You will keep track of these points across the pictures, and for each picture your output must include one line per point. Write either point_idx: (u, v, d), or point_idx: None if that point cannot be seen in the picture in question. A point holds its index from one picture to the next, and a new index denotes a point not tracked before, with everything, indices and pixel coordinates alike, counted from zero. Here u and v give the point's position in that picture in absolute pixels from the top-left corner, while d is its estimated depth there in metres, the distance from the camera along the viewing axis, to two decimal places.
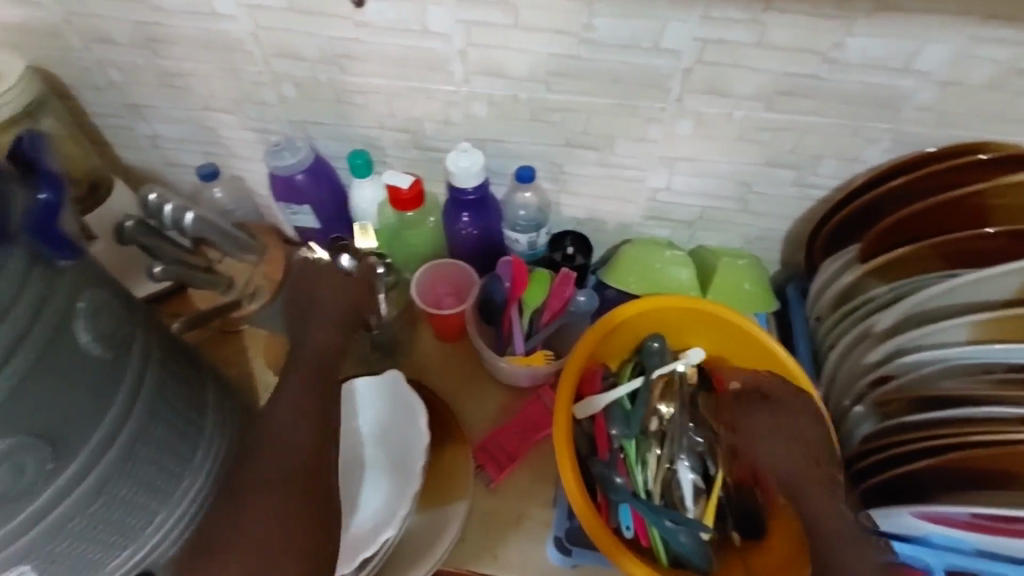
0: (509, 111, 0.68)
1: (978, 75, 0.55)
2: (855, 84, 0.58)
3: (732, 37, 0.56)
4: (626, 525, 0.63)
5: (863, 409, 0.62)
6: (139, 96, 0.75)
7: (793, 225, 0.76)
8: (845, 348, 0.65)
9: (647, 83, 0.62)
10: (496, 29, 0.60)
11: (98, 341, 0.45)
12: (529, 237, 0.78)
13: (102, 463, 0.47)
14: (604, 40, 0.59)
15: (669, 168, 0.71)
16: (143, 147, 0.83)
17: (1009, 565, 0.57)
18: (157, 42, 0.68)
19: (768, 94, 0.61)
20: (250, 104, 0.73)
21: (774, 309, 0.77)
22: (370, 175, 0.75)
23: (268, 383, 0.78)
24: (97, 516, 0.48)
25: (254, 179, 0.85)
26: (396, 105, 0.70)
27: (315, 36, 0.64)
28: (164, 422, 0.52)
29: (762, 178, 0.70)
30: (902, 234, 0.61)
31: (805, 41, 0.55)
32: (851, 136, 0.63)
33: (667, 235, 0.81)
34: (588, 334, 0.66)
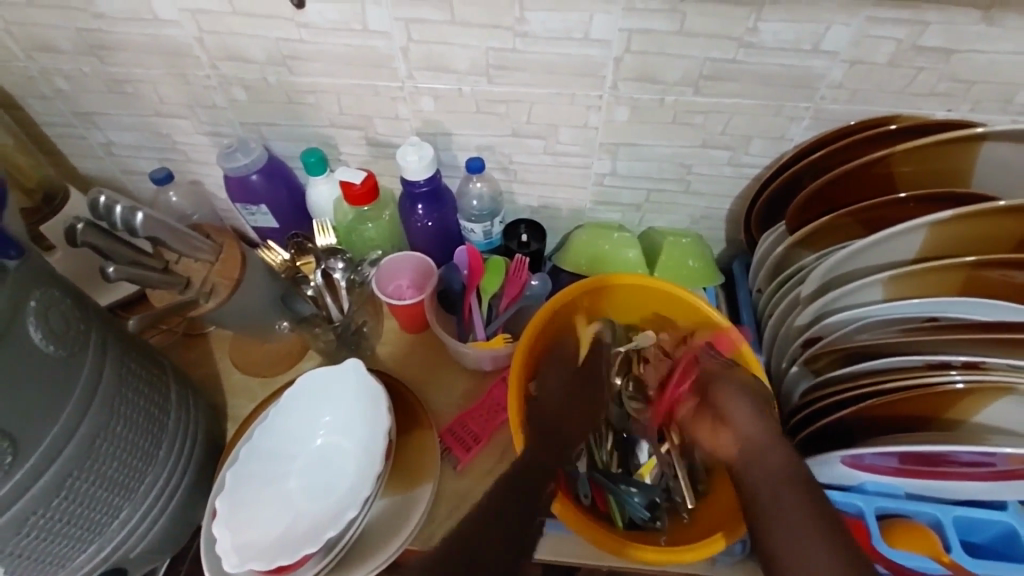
0: (455, 105, 0.71)
1: (880, 54, 0.60)
2: (773, 66, 0.62)
3: (656, 27, 0.60)
4: (585, 493, 0.66)
5: (797, 369, 0.66)
6: (89, 105, 0.76)
7: (733, 203, 0.80)
8: (781, 314, 0.69)
9: (582, 71, 0.65)
10: (434, 26, 0.62)
11: (52, 337, 0.47)
12: (483, 226, 0.80)
13: (62, 458, 0.48)
14: (537, 33, 0.62)
15: (612, 154, 0.75)
16: (96, 155, 0.84)
17: (937, 505, 0.61)
18: (103, 50, 0.69)
19: (695, 79, 0.64)
20: (202, 109, 0.75)
21: (720, 283, 0.81)
22: (324, 172, 0.77)
23: (233, 381, 0.81)
24: (60, 512, 0.50)
25: (213, 183, 0.87)
26: (344, 103, 0.72)
27: (261, 38, 0.65)
28: (123, 419, 0.54)
29: (699, 159, 0.74)
30: (825, 205, 0.66)
31: (721, 29, 0.59)
32: (775, 116, 0.67)
33: (617, 219, 0.85)
34: (545, 305, 0.70)
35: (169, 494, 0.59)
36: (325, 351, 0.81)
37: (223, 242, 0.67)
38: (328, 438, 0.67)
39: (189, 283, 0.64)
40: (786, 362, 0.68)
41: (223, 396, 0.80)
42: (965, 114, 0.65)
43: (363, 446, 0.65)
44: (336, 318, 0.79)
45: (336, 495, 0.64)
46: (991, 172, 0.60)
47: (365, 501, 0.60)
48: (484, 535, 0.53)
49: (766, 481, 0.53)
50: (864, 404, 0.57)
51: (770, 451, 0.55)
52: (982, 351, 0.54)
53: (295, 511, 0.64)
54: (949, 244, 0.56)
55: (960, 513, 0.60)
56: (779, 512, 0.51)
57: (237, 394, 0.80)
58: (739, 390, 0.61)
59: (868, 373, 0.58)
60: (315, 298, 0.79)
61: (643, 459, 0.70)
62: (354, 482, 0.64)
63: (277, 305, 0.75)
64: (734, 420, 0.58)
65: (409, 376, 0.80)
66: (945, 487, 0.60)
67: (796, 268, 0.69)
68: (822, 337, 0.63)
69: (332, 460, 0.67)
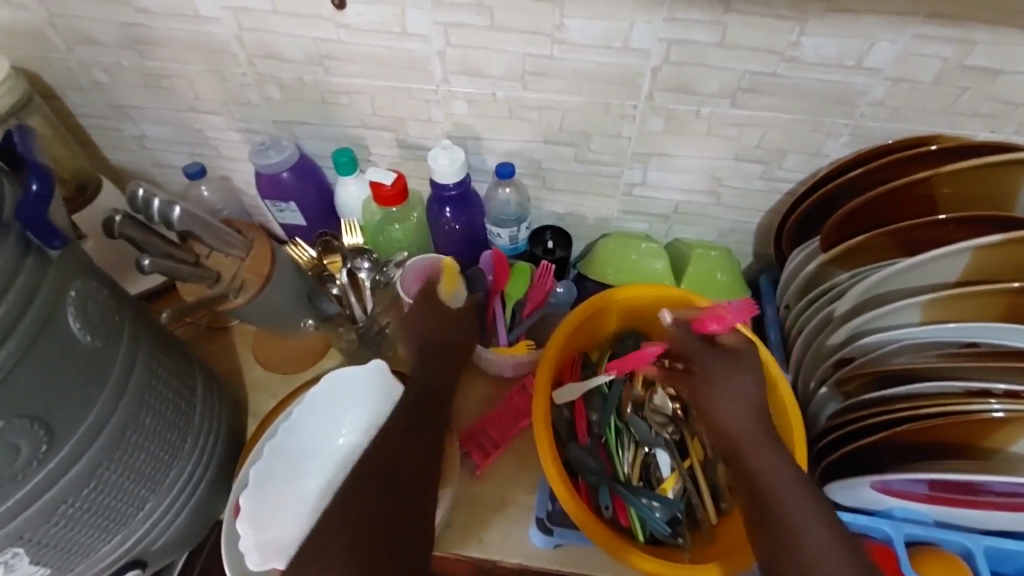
0: (487, 109, 0.71)
1: (925, 72, 0.59)
2: (813, 81, 0.62)
3: (697, 38, 0.60)
4: (605, 505, 0.66)
5: (827, 391, 0.65)
6: (125, 97, 0.77)
7: (763, 218, 0.79)
8: (811, 333, 0.67)
9: (618, 80, 0.65)
10: (473, 30, 0.62)
11: (89, 328, 0.47)
12: (510, 232, 0.80)
13: (93, 448, 0.48)
14: (576, 41, 0.62)
15: (643, 163, 0.74)
16: (129, 147, 0.85)
17: (967, 535, 0.59)
18: (142, 44, 0.70)
19: (732, 91, 0.64)
20: (236, 105, 0.75)
21: (747, 297, 0.80)
22: (355, 172, 0.77)
23: (256, 377, 0.82)
24: (89, 502, 0.50)
25: (242, 179, 0.87)
26: (377, 105, 0.72)
27: (300, 37, 0.66)
28: (152, 411, 0.54)
29: (732, 172, 0.73)
30: (861, 224, 0.65)
31: (763, 41, 0.59)
32: (812, 131, 0.67)
33: (644, 229, 0.84)
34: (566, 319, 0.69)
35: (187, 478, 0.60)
36: (347, 351, 0.82)
37: (254, 237, 0.68)
38: (350, 439, 0.68)
39: (220, 278, 0.65)
40: (815, 383, 0.66)
41: (246, 393, 0.80)
42: (1008, 136, 0.63)
43: None
44: (359, 318, 0.79)
45: None
46: None
47: None
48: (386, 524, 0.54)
49: (766, 477, 0.51)
50: (898, 429, 0.56)
51: (760, 449, 0.52)
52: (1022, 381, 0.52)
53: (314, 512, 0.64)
54: (992, 268, 0.55)
55: (990, 543, 0.59)
56: (791, 515, 0.48)
57: (259, 389, 0.81)
58: (722, 382, 0.57)
59: (903, 397, 0.57)
60: (340, 297, 0.79)
61: (665, 474, 0.68)
62: None
63: (303, 302, 0.76)
64: (716, 419, 0.56)
65: None
66: (974, 516, 0.59)
67: (829, 286, 0.67)
68: (855, 357, 0.61)
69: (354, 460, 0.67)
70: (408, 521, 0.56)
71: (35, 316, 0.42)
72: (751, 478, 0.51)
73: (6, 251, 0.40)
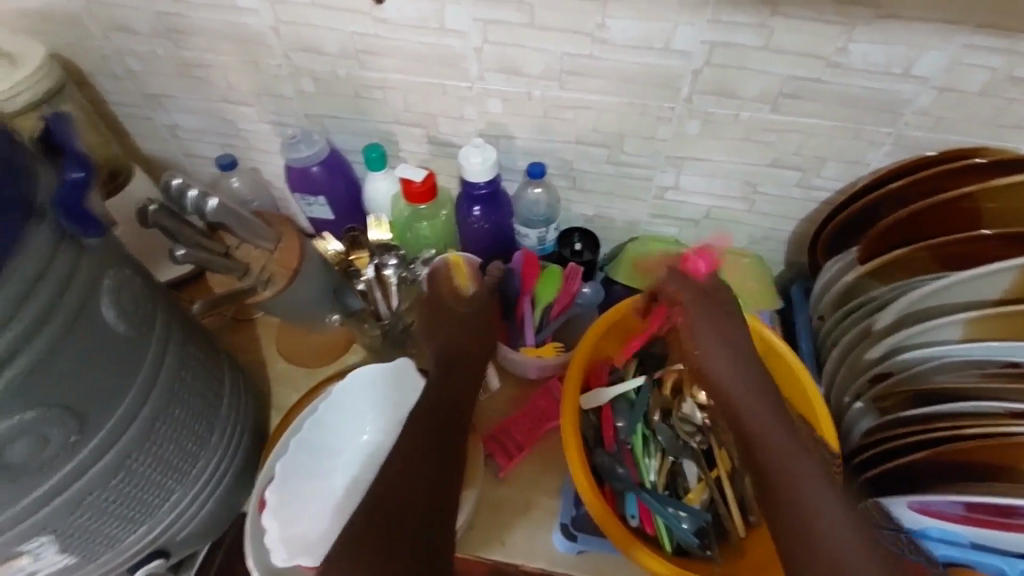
0: (521, 108, 0.70)
1: (974, 82, 0.57)
2: (859, 88, 0.60)
3: (741, 41, 0.58)
4: (632, 514, 0.65)
5: (862, 405, 0.63)
6: (159, 86, 0.77)
7: (797, 226, 0.78)
8: (847, 346, 0.66)
9: (657, 81, 0.64)
10: (512, 28, 0.61)
11: (123, 317, 0.47)
12: (538, 232, 0.80)
13: (124, 439, 0.48)
14: (617, 41, 0.61)
15: (676, 167, 0.73)
16: (160, 137, 0.85)
17: (1002, 558, 0.58)
18: (178, 33, 0.69)
19: (774, 96, 0.63)
20: (269, 97, 0.75)
21: (778, 307, 0.78)
22: (384, 168, 0.76)
23: (279, 370, 0.82)
24: (117, 492, 0.50)
25: (271, 171, 0.87)
26: (410, 101, 0.72)
27: (337, 31, 0.65)
28: (182, 402, 0.54)
29: (768, 178, 0.72)
30: (903, 237, 0.63)
31: (809, 45, 0.57)
32: (853, 139, 0.65)
33: (674, 234, 0.83)
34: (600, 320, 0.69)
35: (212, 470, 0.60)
36: (372, 348, 0.82)
37: (284, 230, 0.67)
38: (373, 435, 0.68)
39: (249, 270, 0.65)
40: (849, 398, 0.65)
41: (269, 385, 0.80)
42: None
43: None
44: (384, 315, 0.78)
45: None
46: None
47: None
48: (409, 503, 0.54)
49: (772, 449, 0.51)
50: (941, 449, 0.55)
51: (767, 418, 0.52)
52: None
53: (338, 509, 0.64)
54: None
55: None
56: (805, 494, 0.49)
57: (282, 382, 0.81)
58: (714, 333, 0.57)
59: (947, 416, 0.55)
60: (365, 294, 0.78)
61: (693, 483, 0.67)
62: None
63: (329, 298, 0.76)
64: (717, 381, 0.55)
65: None
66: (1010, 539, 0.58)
67: (866, 299, 0.66)
68: (893, 373, 0.60)
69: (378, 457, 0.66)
70: (426, 502, 0.56)
71: (71, 305, 0.42)
72: (758, 450, 0.51)
73: (43, 241, 0.40)
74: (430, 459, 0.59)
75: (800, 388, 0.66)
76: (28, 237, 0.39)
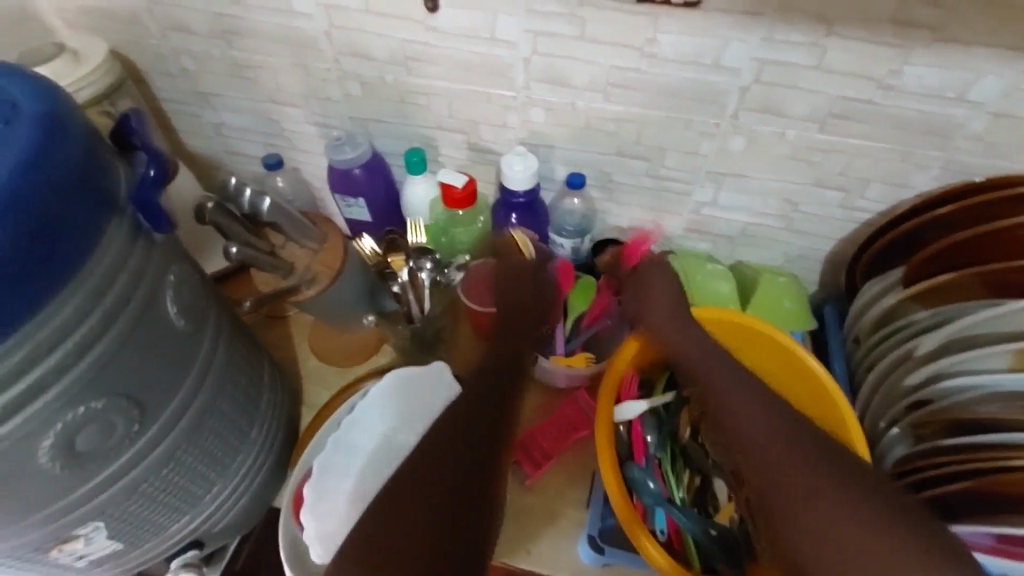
0: (564, 118, 0.70)
1: None
2: (910, 111, 0.60)
3: (793, 59, 0.58)
4: (661, 528, 0.65)
5: (898, 431, 0.62)
6: (210, 85, 0.79)
7: (835, 246, 0.77)
8: (885, 370, 0.65)
9: (703, 97, 0.64)
10: (562, 40, 0.62)
11: (183, 312, 0.48)
12: (574, 242, 0.80)
13: (176, 431, 0.50)
14: (666, 55, 0.61)
15: (716, 182, 0.73)
16: (206, 134, 0.87)
17: None
18: (233, 35, 0.71)
19: (822, 116, 0.62)
20: (315, 99, 0.77)
21: (812, 327, 0.77)
22: (424, 173, 0.77)
23: (310, 368, 0.83)
24: (166, 482, 0.51)
25: (310, 172, 0.89)
26: (454, 107, 0.73)
27: (388, 37, 0.67)
28: (228, 396, 0.55)
29: (809, 197, 0.71)
30: (949, 261, 0.62)
31: (862, 67, 0.57)
32: (901, 161, 0.64)
33: (708, 249, 0.83)
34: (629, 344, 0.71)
35: (250, 464, 0.60)
36: (400, 349, 0.83)
37: (328, 231, 0.68)
38: None
39: (293, 269, 0.66)
40: (885, 423, 0.64)
41: (300, 382, 0.82)
42: None
43: None
44: (415, 317, 0.79)
45: None
46: None
47: None
48: (438, 469, 0.57)
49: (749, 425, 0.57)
50: (984, 480, 0.53)
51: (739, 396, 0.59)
52: None
53: None
54: None
55: None
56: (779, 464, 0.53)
57: (312, 380, 0.82)
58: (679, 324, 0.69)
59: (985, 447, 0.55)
60: (399, 296, 0.80)
61: (723, 501, 0.67)
62: None
63: (365, 299, 0.77)
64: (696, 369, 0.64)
65: None
66: None
67: (906, 324, 0.65)
68: (933, 400, 0.59)
69: None
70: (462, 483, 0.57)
71: (138, 298, 0.43)
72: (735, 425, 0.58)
73: (120, 236, 0.42)
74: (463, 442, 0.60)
75: (836, 410, 0.65)
76: (111, 232, 0.41)
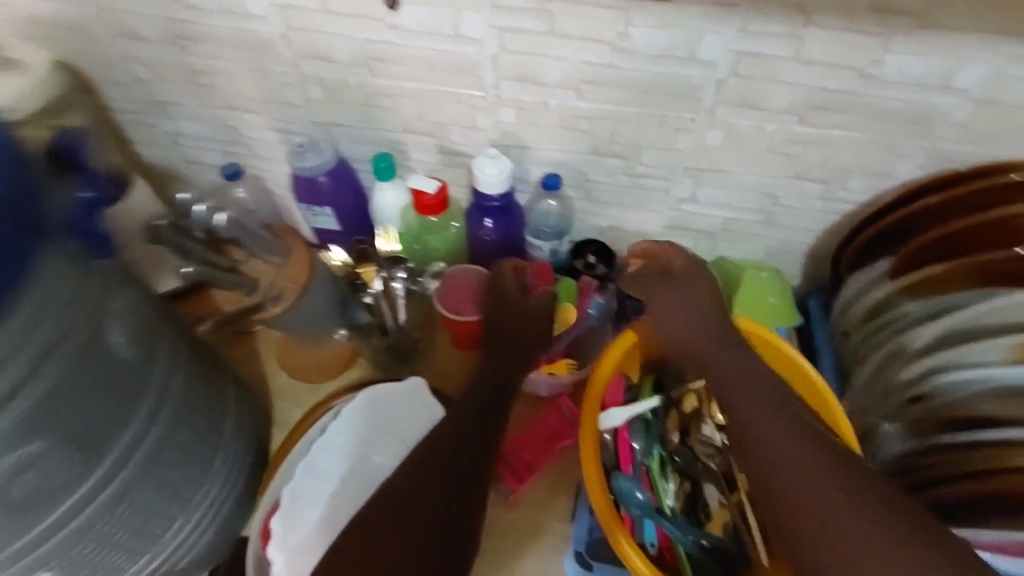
0: (536, 118, 0.67)
1: (1015, 95, 0.55)
2: (891, 101, 0.58)
3: (770, 51, 0.56)
4: (651, 541, 0.63)
5: (894, 428, 0.61)
6: (163, 93, 0.75)
7: (817, 239, 0.75)
8: (877, 365, 0.63)
9: (680, 92, 0.62)
10: (531, 36, 0.59)
11: (130, 341, 0.44)
12: (552, 245, 0.78)
13: (129, 467, 0.46)
14: (639, 50, 0.58)
15: (695, 179, 0.71)
16: (162, 144, 0.82)
17: None
18: (184, 40, 0.67)
19: (801, 108, 0.60)
20: (275, 105, 0.73)
21: (797, 323, 0.76)
22: (394, 178, 0.74)
23: (281, 385, 0.80)
24: (121, 521, 0.48)
25: (275, 180, 0.85)
26: (422, 109, 0.69)
27: (349, 38, 0.63)
28: (189, 425, 0.52)
29: (790, 191, 0.70)
30: (938, 251, 0.60)
31: (842, 57, 0.55)
32: (883, 151, 0.63)
33: (689, 246, 0.81)
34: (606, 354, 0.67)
35: (217, 494, 0.57)
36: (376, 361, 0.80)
37: (291, 241, 0.62)
38: None
39: (257, 284, 0.62)
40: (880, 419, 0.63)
41: (272, 400, 0.78)
42: None
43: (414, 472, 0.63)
44: (392, 327, 0.76)
45: None
46: None
47: None
48: (420, 490, 0.55)
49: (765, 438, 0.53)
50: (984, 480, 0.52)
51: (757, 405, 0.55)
52: None
53: None
54: None
55: None
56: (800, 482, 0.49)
57: (285, 397, 0.79)
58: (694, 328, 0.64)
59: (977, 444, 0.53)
60: (372, 306, 0.76)
61: (714, 508, 0.65)
62: None
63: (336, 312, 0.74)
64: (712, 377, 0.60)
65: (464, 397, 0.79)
66: None
67: (896, 317, 0.63)
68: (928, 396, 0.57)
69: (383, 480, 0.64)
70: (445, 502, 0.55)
71: (78, 330, 0.39)
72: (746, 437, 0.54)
73: (57, 266, 0.38)
74: (449, 458, 0.58)
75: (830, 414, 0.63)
76: (45, 261, 0.37)
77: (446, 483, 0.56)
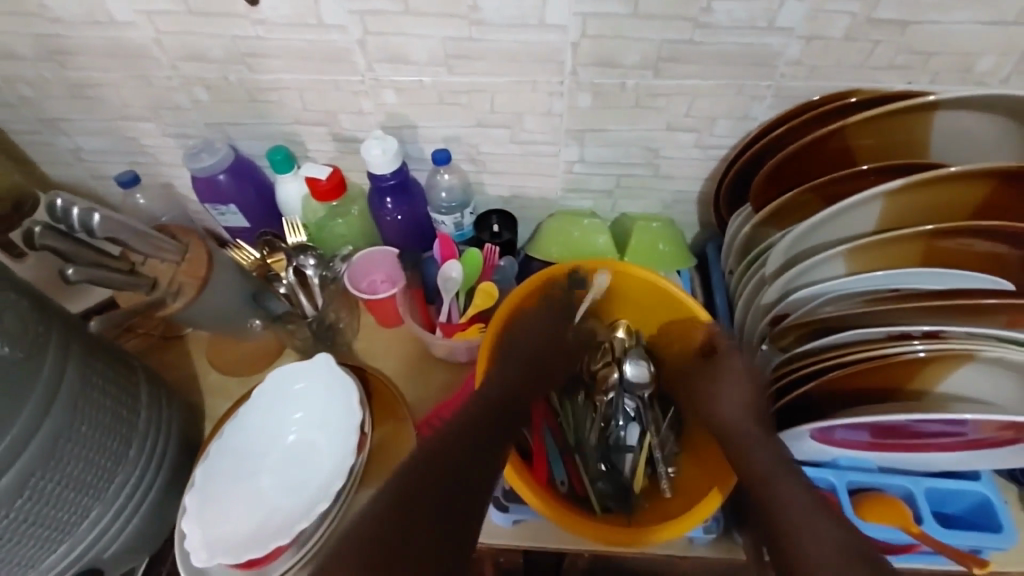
0: (417, 97, 0.70)
1: (837, 27, 0.60)
2: (730, 45, 0.62)
3: (612, 10, 0.60)
4: (562, 477, 0.69)
5: (767, 348, 0.65)
6: (55, 111, 0.76)
7: (702, 186, 0.80)
8: (750, 293, 0.69)
9: (541, 58, 0.65)
10: (390, 17, 0.62)
11: (8, 340, 0.47)
12: (454, 218, 0.80)
13: (22, 460, 0.48)
14: (493, 21, 0.62)
15: (578, 141, 0.75)
16: (65, 162, 0.84)
17: (906, 477, 0.63)
18: (63, 54, 0.69)
19: (653, 61, 0.64)
20: (166, 110, 0.75)
21: (692, 265, 0.81)
22: (292, 170, 0.76)
23: (211, 383, 0.81)
24: (25, 512, 0.50)
25: (185, 186, 0.87)
26: (307, 99, 0.72)
27: (219, 36, 0.65)
28: (89, 419, 0.54)
29: (666, 142, 0.74)
30: (789, 182, 0.65)
31: (676, 9, 0.59)
32: (736, 95, 0.67)
33: (590, 206, 0.85)
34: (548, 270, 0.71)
35: (133, 483, 0.60)
36: (301, 347, 0.82)
37: (189, 242, 0.67)
38: (300, 435, 0.68)
39: (157, 284, 0.65)
40: (757, 341, 0.67)
41: (202, 396, 0.80)
42: (925, 87, 0.64)
43: (331, 439, 0.67)
44: (308, 314, 0.80)
45: (307, 491, 0.64)
46: (945, 142, 0.61)
47: (336, 494, 0.62)
48: (408, 520, 0.51)
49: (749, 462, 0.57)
50: (831, 376, 0.57)
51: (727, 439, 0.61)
52: (944, 318, 0.53)
53: (266, 509, 0.64)
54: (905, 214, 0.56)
55: (930, 484, 0.62)
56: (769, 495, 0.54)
57: (215, 392, 0.81)
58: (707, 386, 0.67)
59: (831, 347, 0.58)
60: (290, 296, 0.80)
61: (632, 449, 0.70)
62: (329, 471, 0.65)
63: (249, 302, 0.77)
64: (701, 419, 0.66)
65: (390, 371, 0.81)
66: (915, 457, 0.62)
67: (765, 246, 0.68)
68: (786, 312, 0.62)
69: (304, 452, 0.67)
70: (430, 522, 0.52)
71: None
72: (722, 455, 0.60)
73: None
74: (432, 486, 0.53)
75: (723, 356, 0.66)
76: None
77: (426, 510, 0.52)
